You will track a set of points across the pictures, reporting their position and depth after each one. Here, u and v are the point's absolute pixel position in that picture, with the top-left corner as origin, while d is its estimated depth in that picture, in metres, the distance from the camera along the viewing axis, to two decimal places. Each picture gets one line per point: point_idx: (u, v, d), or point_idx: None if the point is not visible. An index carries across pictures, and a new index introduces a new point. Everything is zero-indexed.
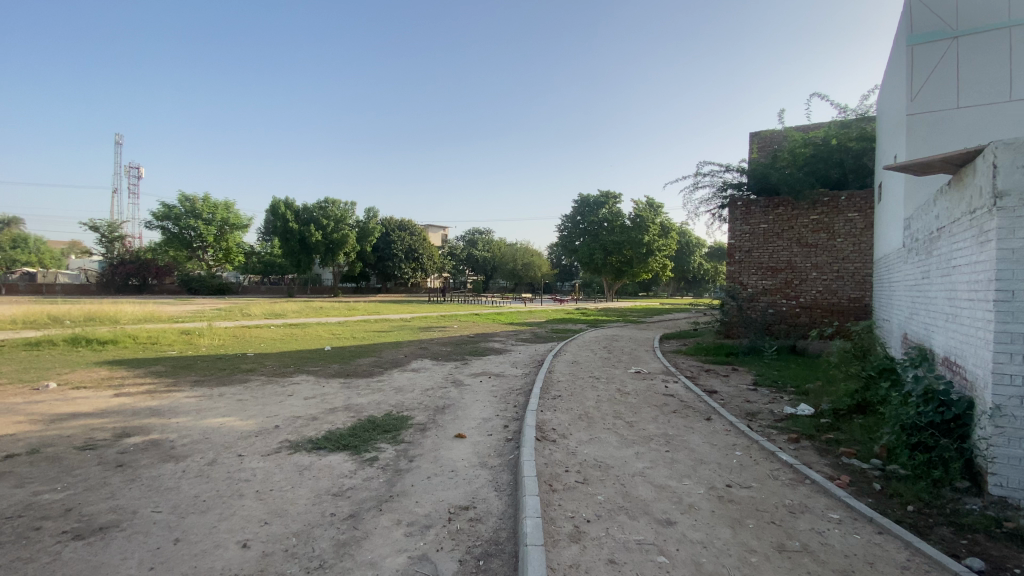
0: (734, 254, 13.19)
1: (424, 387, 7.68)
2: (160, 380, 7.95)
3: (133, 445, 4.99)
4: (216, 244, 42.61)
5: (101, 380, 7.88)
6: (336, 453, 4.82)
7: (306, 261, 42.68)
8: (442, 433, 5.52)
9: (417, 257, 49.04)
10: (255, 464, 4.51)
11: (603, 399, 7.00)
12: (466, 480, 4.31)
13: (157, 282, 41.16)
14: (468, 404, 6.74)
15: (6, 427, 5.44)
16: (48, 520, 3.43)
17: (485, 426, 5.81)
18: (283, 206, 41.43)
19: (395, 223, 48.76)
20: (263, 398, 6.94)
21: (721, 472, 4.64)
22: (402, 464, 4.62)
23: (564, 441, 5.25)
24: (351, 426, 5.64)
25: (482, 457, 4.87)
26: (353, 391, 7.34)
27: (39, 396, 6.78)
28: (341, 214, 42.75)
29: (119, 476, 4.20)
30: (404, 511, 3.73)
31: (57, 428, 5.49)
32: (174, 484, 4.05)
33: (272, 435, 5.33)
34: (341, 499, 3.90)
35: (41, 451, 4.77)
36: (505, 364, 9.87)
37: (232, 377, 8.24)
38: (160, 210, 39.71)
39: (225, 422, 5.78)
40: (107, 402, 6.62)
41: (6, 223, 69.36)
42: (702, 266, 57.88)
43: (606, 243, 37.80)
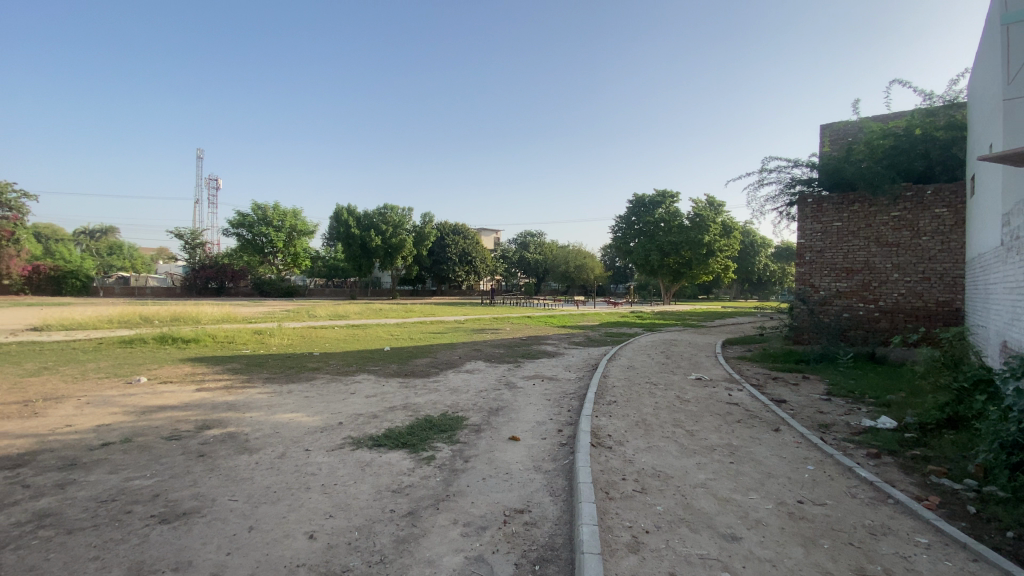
0: (804, 254, 12.44)
1: (478, 389, 7.76)
2: (235, 377, 8.50)
3: (212, 436, 5.38)
4: (285, 249, 45.26)
5: (185, 376, 8.56)
6: (394, 451, 4.95)
7: (366, 265, 44.41)
8: (496, 435, 5.54)
9: (471, 260, 49.85)
10: (321, 459, 4.72)
11: (661, 406, 6.78)
12: (520, 483, 4.30)
13: (233, 285, 44.23)
14: (522, 407, 6.74)
15: (105, 417, 6.02)
16: (138, 504, 3.74)
17: (539, 430, 5.78)
18: (346, 213, 43.45)
19: (450, 227, 49.92)
20: (326, 395, 7.25)
21: (792, 487, 4.35)
22: (458, 464, 4.68)
23: (621, 448, 5.12)
24: (408, 425, 5.77)
25: (537, 461, 4.83)
26: (410, 391, 7.53)
27: (133, 390, 7.46)
28: (399, 220, 44.17)
29: (200, 465, 4.53)
30: (460, 512, 3.76)
31: (146, 419, 6.01)
32: (248, 475, 4.31)
33: (336, 431, 5.57)
34: (400, 496, 4.00)
35: (134, 439, 5.24)
36: (559, 367, 9.80)
37: (300, 375, 8.70)
38: (236, 218, 42.77)
39: (293, 418, 6.10)
40: (190, 396, 7.17)
41: (104, 232, 77.63)
42: (768, 266, 54.76)
43: (663, 243, 36.77)
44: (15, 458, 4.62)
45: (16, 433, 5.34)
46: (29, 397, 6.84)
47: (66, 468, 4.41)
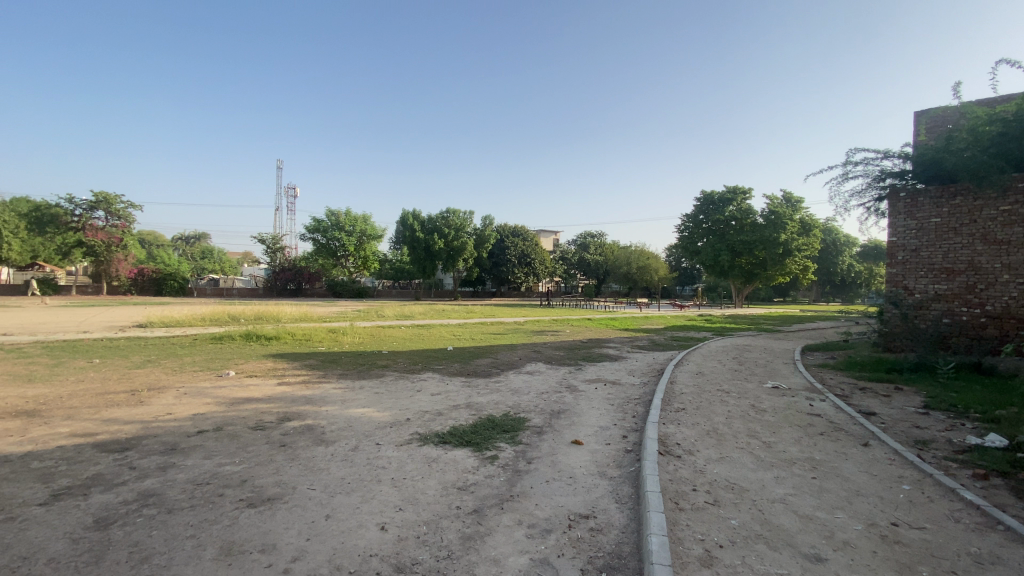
0: (896, 254, 11.55)
1: (540, 391, 7.74)
2: (310, 372, 9.04)
3: (292, 428, 5.74)
4: (356, 252, 47.86)
5: (267, 370, 9.20)
6: (459, 449, 5.04)
7: (430, 267, 45.75)
8: (559, 438, 5.50)
9: (530, 262, 50.13)
10: (390, 453, 4.90)
11: (734, 415, 6.44)
12: (585, 488, 4.23)
13: (309, 287, 46.98)
14: (584, 410, 6.65)
15: (200, 407, 6.60)
16: (229, 488, 4.06)
17: (603, 434, 5.67)
18: (411, 217, 45.02)
19: (509, 230, 50.48)
20: (394, 392, 7.52)
21: (884, 508, 3.97)
22: (522, 465, 4.69)
23: (690, 457, 4.91)
24: (472, 424, 5.86)
25: (601, 466, 4.74)
26: (473, 390, 7.65)
27: (223, 383, 8.12)
28: (461, 223, 45.14)
29: (282, 454, 4.85)
30: (524, 513, 3.76)
31: (234, 409, 6.52)
32: (325, 466, 4.56)
33: (404, 427, 5.75)
34: (466, 494, 4.06)
35: (224, 428, 5.69)
36: (622, 372, 9.58)
37: (370, 372, 9.10)
38: (312, 224, 45.77)
39: (364, 413, 6.37)
40: (272, 389, 7.71)
41: (198, 238, 85.64)
42: (853, 267, 50.63)
43: (734, 243, 35.09)
44: (125, 442, 5.15)
45: (127, 419, 5.98)
46: (137, 388, 7.63)
47: (167, 453, 4.87)
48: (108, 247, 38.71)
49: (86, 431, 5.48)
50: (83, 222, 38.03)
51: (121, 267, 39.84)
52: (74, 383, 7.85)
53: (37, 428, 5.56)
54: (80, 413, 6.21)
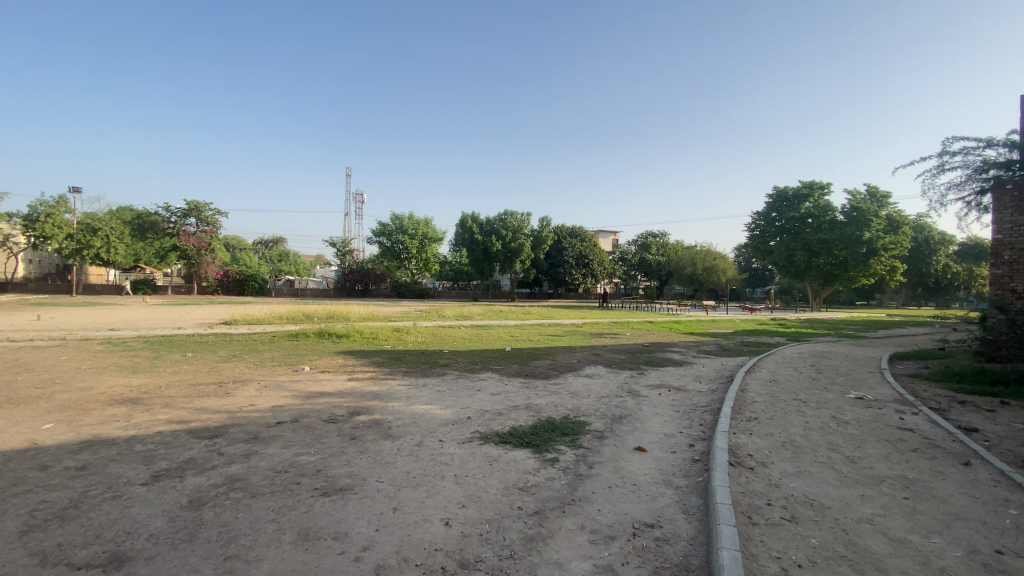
0: (1002, 253, 10.34)
1: (600, 394, 7.61)
2: (377, 369, 9.42)
3: (361, 422, 6.00)
4: (418, 254, 49.72)
5: (338, 367, 9.70)
6: (520, 449, 5.07)
7: (488, 269, 46.36)
8: (621, 444, 5.38)
9: (588, 263, 49.74)
10: (453, 450, 5.01)
11: (812, 427, 6.02)
12: (649, 497, 4.11)
13: (376, 287, 48.67)
14: (648, 416, 6.46)
15: (279, 399, 7.07)
16: (305, 477, 4.32)
17: (668, 442, 5.48)
18: (470, 220, 45.90)
19: (567, 231, 50.25)
20: (456, 391, 7.67)
21: (990, 535, 3.56)
22: (583, 469, 4.63)
23: (764, 470, 4.64)
24: (532, 425, 5.87)
25: (666, 475, 4.59)
26: (532, 391, 7.66)
27: (298, 377, 8.63)
28: (518, 224, 45.40)
29: (352, 447, 5.08)
30: (586, 517, 3.71)
31: (309, 403, 6.92)
32: (392, 460, 4.73)
33: (465, 425, 5.86)
34: (527, 495, 4.07)
35: (300, 420, 6.05)
36: (687, 377, 9.23)
37: (432, 371, 9.34)
38: (378, 228, 48.33)
39: (428, 409, 6.56)
40: (343, 384, 8.11)
41: (276, 242, 92.13)
42: (950, 268, 45.91)
43: (811, 242, 32.85)
44: (214, 430, 5.60)
45: (215, 409, 6.49)
46: (224, 380, 8.28)
47: (250, 441, 5.24)
48: (199, 251, 42.42)
49: (181, 418, 6.02)
50: (177, 228, 41.79)
51: (209, 269, 43.49)
52: (170, 374, 8.64)
53: (140, 415, 6.17)
54: (176, 402, 6.82)
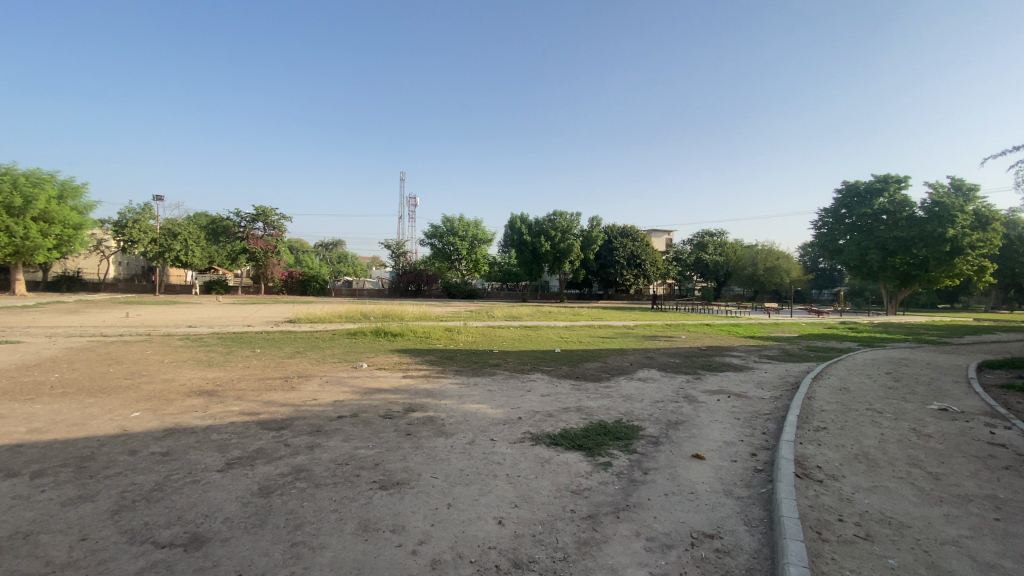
0: None
1: (654, 399, 7.43)
2: (431, 368, 9.65)
3: (416, 418, 6.16)
4: (468, 256, 50.59)
5: (394, 364, 10.02)
6: (572, 452, 5.03)
7: (537, 270, 46.33)
8: (678, 450, 5.22)
9: (640, 263, 48.72)
10: (504, 450, 5.05)
11: (887, 439, 5.59)
12: (708, 506, 3.96)
13: (428, 288, 49.79)
14: (706, 423, 6.23)
15: (338, 394, 7.39)
16: (364, 470, 4.48)
17: (727, 451, 5.26)
18: (519, 221, 46.06)
19: (618, 231, 49.42)
20: (507, 390, 7.73)
21: None
22: (637, 474, 4.54)
23: (834, 483, 4.35)
24: (584, 428, 5.81)
25: (726, 484, 4.41)
26: (584, 394, 7.58)
27: (356, 374, 8.99)
28: (567, 225, 45.07)
29: (408, 442, 5.23)
30: (641, 524, 3.63)
31: (366, 398, 7.18)
32: (446, 457, 4.82)
33: (516, 425, 5.89)
34: (579, 498, 4.02)
35: (358, 415, 6.30)
36: (748, 383, 8.82)
37: (484, 370, 9.44)
38: (430, 230, 49.66)
39: (480, 408, 6.64)
40: (398, 382, 8.36)
41: (335, 244, 96.75)
42: None
43: (885, 240, 30.62)
44: (281, 422, 5.93)
45: (282, 402, 6.87)
46: (289, 375, 8.76)
47: (313, 434, 5.50)
48: (266, 253, 45.19)
49: (252, 410, 6.41)
50: (247, 232, 44.72)
51: (275, 270, 46.22)
52: (241, 369, 9.23)
53: (215, 406, 6.63)
54: (248, 394, 7.29)
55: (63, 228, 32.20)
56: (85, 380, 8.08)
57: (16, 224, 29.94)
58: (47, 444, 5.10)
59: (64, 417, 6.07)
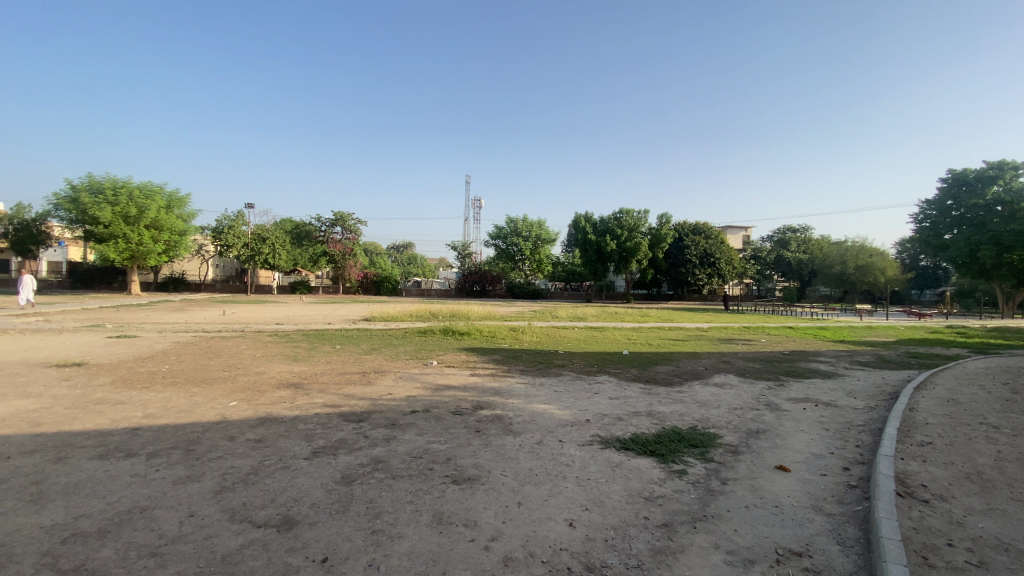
0: None
1: (731, 405, 7.05)
2: (497, 367, 9.77)
3: (484, 416, 6.26)
4: (531, 256, 50.86)
5: (462, 362, 10.26)
6: (643, 457, 4.89)
7: (602, 269, 45.58)
8: (759, 461, 4.92)
9: (712, 262, 46.61)
10: (573, 451, 5.01)
11: (1007, 458, 4.95)
12: (795, 522, 3.70)
13: (492, 288, 50.59)
14: (790, 433, 5.83)
15: (411, 390, 7.68)
16: (437, 464, 4.62)
17: (815, 463, 4.90)
18: (584, 220, 45.53)
19: (689, 228, 47.53)
20: (574, 392, 7.67)
21: None
22: (714, 484, 4.33)
23: (942, 505, 3.91)
24: (656, 433, 5.63)
25: (816, 500, 4.09)
26: (654, 398, 7.35)
27: (427, 370, 9.29)
28: (634, 223, 43.98)
29: (477, 439, 5.33)
30: (720, 536, 3.45)
31: (437, 394, 7.40)
32: (514, 455, 4.86)
33: (585, 427, 5.83)
34: (653, 505, 3.90)
35: (430, 410, 6.50)
36: (838, 392, 8.12)
37: (550, 371, 9.43)
38: (495, 231, 50.51)
39: (547, 408, 6.65)
40: (466, 380, 8.54)
41: (405, 246, 101.31)
42: None
43: (1001, 234, 27.19)
44: (359, 414, 6.25)
45: (360, 396, 7.26)
46: (366, 370, 9.22)
47: (389, 427, 5.76)
48: (343, 255, 48.10)
49: (333, 403, 6.83)
50: (327, 237, 47.93)
51: (351, 271, 49.04)
52: (322, 364, 9.83)
53: (301, 398, 7.12)
54: (329, 388, 7.77)
55: (171, 235, 36.01)
56: (190, 371, 8.98)
57: (133, 232, 33.83)
58: (160, 428, 5.71)
59: (173, 404, 6.77)
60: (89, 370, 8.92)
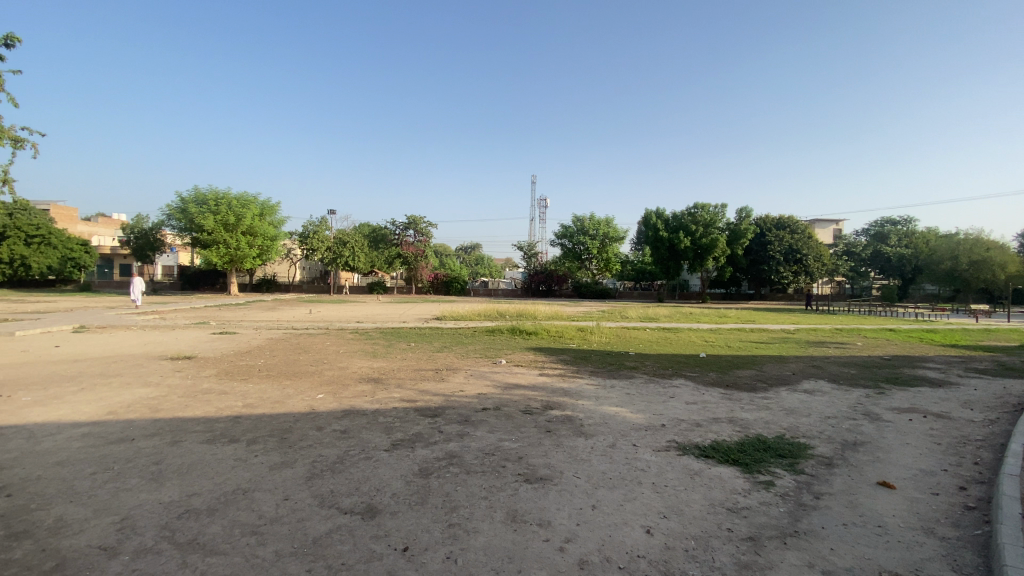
0: None
1: (823, 414, 6.51)
2: (566, 367, 9.71)
3: (555, 416, 6.24)
4: (599, 255, 50.05)
5: (531, 362, 10.30)
6: (725, 466, 4.65)
7: (675, 267, 43.91)
8: (858, 475, 4.50)
9: (798, 258, 43.42)
10: (649, 456, 4.86)
11: None
12: (901, 544, 3.34)
13: (559, 288, 50.38)
14: (893, 446, 5.29)
15: (481, 388, 7.83)
16: (509, 462, 4.67)
17: (925, 480, 4.41)
18: (655, 216, 44.02)
19: (772, 222, 44.62)
20: (647, 395, 7.45)
21: None
22: (806, 498, 4.02)
23: None
24: (738, 441, 5.33)
25: (927, 521, 3.68)
26: (735, 404, 6.95)
27: (496, 369, 9.44)
28: (710, 218, 41.95)
29: (549, 439, 5.32)
30: (814, 554, 3.21)
31: (507, 393, 7.48)
32: (587, 457, 4.80)
33: (660, 432, 5.64)
34: (737, 517, 3.69)
35: (501, 408, 6.60)
36: (951, 402, 7.24)
37: (621, 373, 9.24)
38: (561, 230, 50.28)
39: (619, 411, 6.51)
40: (536, 379, 8.57)
41: (473, 247, 103.88)
42: None
43: None
44: (434, 410, 6.48)
45: (434, 392, 7.51)
46: (439, 367, 9.52)
47: (462, 423, 5.91)
48: (415, 257, 50.06)
49: (409, 398, 7.11)
50: (401, 239, 50.10)
51: (423, 272, 50.93)
52: (398, 359, 10.28)
53: (380, 392, 7.50)
54: (405, 384, 8.10)
55: (264, 240, 39.29)
56: (281, 365, 9.74)
57: (232, 239, 37.21)
58: (258, 417, 6.23)
59: (268, 395, 7.38)
60: (198, 363, 9.94)
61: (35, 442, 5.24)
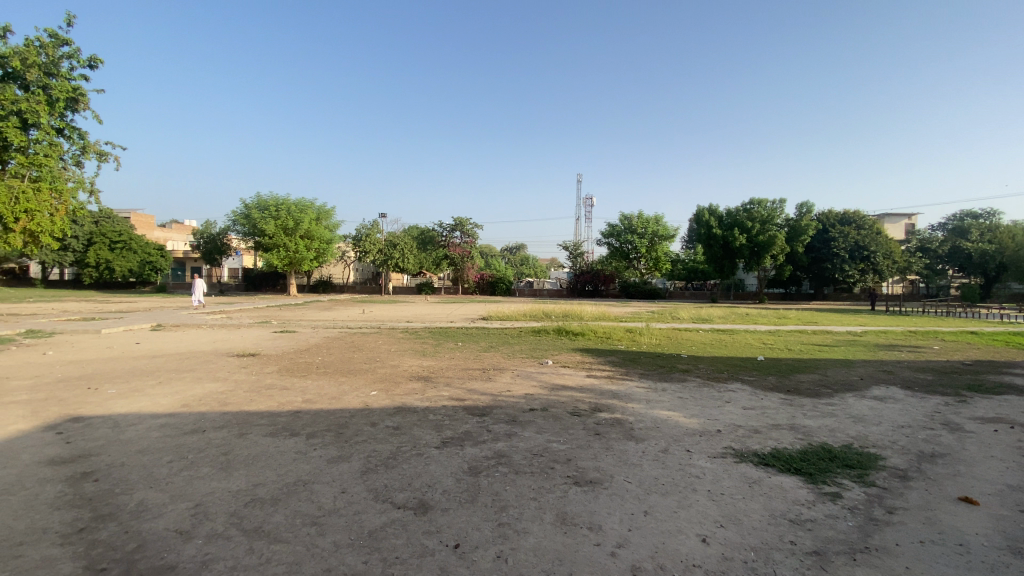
0: None
1: (896, 423, 6.07)
2: (615, 369, 9.56)
3: (605, 419, 6.14)
4: (648, 254, 48.92)
5: (579, 363, 10.19)
6: (787, 475, 4.42)
7: (729, 266, 42.27)
8: (936, 490, 4.16)
9: (865, 255, 40.68)
10: (704, 463, 4.69)
11: None
12: (987, 565, 3.06)
13: (606, 288, 49.64)
14: (977, 459, 4.85)
15: (528, 388, 7.83)
16: (558, 463, 4.65)
17: (1015, 497, 4.02)
18: (707, 213, 42.52)
19: (836, 217, 42.31)
20: (700, 399, 7.20)
21: None
22: (878, 512, 3.75)
23: None
24: (800, 449, 5.06)
25: (1019, 542, 3.35)
26: (797, 410, 6.60)
27: (543, 370, 9.42)
28: (767, 214, 40.06)
29: (598, 442, 5.25)
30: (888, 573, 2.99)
31: (555, 394, 7.45)
32: (638, 462, 4.70)
33: (715, 438, 5.44)
34: (801, 530, 3.50)
35: (549, 409, 6.57)
36: None
37: (672, 375, 8.97)
38: (608, 229, 49.56)
39: (672, 415, 6.33)
40: (583, 380, 8.49)
41: (519, 247, 104.35)
42: None
43: None
44: (483, 409, 6.54)
45: (482, 391, 7.59)
46: (486, 367, 9.60)
47: (510, 423, 5.93)
48: (462, 258, 50.82)
49: (458, 396, 7.22)
50: (448, 241, 50.99)
51: (470, 273, 51.59)
52: (447, 359, 10.46)
53: (430, 390, 7.66)
54: (453, 382, 8.22)
55: (320, 243, 41.03)
56: (337, 363, 10.14)
57: (291, 242, 39.11)
58: (316, 412, 6.53)
59: (325, 391, 7.71)
60: (260, 360, 10.54)
61: (119, 431, 5.72)
